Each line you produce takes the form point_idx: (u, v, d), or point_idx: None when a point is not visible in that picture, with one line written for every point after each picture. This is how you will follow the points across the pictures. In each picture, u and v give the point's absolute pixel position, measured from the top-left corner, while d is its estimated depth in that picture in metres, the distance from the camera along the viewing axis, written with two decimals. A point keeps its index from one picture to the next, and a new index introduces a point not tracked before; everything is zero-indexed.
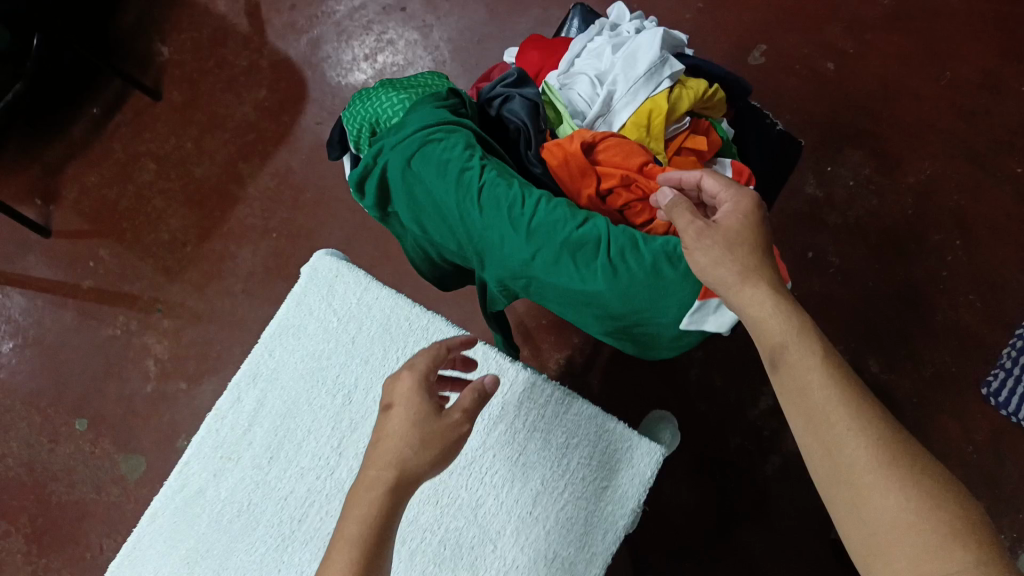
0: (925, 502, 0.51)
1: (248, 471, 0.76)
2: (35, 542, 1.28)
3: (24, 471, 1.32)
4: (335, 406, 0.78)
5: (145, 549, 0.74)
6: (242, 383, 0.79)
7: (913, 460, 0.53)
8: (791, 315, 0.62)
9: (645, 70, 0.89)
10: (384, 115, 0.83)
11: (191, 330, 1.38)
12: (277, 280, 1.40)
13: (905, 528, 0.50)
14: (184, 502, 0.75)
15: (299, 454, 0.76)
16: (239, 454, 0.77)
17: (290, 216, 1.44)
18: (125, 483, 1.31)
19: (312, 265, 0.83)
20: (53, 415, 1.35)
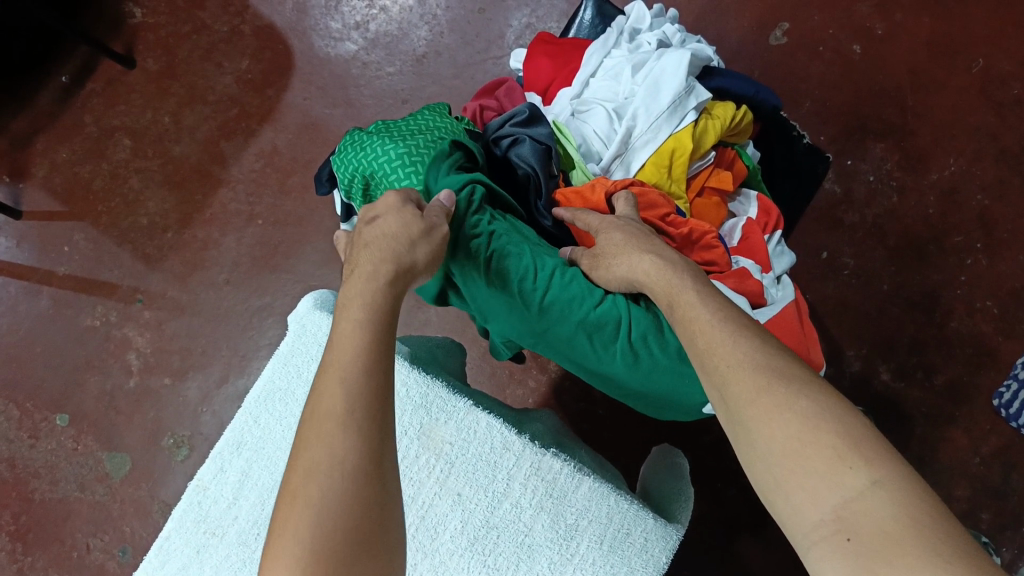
0: (819, 418, 0.52)
1: (234, 549, 0.82)
2: (21, 540, 1.26)
3: (5, 467, 1.29)
4: None
5: None
6: (226, 453, 0.85)
7: (798, 380, 0.55)
8: (677, 279, 0.71)
9: (669, 103, 0.88)
10: (381, 171, 0.80)
11: (176, 323, 1.32)
12: (265, 272, 1.33)
13: (795, 451, 0.51)
14: None
15: None
16: (223, 529, 0.83)
17: (276, 202, 1.35)
18: (110, 482, 1.27)
19: (303, 311, 0.89)
20: (31, 410, 1.31)
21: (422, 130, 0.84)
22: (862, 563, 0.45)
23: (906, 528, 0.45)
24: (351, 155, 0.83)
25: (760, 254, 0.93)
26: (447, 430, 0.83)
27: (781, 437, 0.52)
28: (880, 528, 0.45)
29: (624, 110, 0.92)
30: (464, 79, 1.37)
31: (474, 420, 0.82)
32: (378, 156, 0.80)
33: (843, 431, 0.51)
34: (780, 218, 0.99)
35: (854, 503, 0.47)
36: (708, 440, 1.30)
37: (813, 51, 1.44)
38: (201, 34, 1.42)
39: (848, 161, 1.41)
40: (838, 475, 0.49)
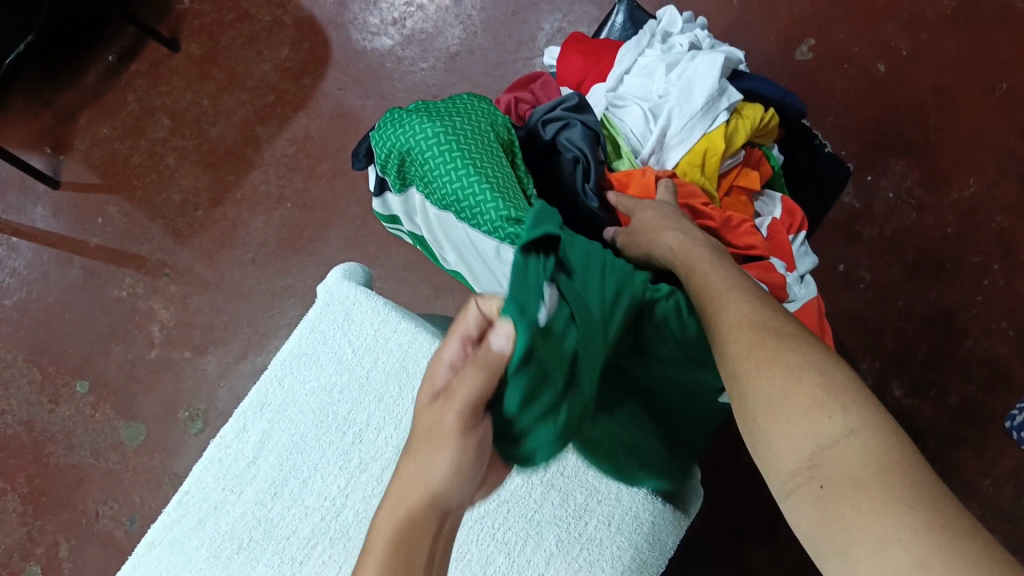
0: (803, 373, 0.53)
1: (250, 507, 0.79)
2: (32, 503, 1.27)
3: (23, 430, 1.30)
4: (344, 443, 0.81)
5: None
6: (249, 412, 0.82)
7: (789, 338, 0.57)
8: (694, 251, 0.73)
9: (702, 104, 0.84)
10: (419, 150, 0.77)
11: (201, 298, 1.35)
12: (290, 254, 1.36)
13: (778, 398, 0.53)
14: (182, 532, 0.78)
15: (304, 492, 0.79)
16: (240, 487, 0.80)
17: (305, 188, 1.39)
18: (125, 450, 1.29)
19: (329, 287, 0.86)
20: (53, 374, 1.33)
21: (463, 109, 0.80)
22: (828, 504, 0.47)
23: (870, 472, 0.46)
24: (389, 130, 0.80)
25: (786, 255, 0.90)
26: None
27: (769, 392, 0.54)
28: (848, 472, 0.47)
29: (659, 109, 0.89)
30: (495, 78, 1.41)
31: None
32: (415, 133, 0.77)
33: (825, 383, 0.52)
34: (803, 226, 0.97)
35: (829, 450, 0.49)
36: (719, 444, 1.30)
37: (838, 68, 1.47)
38: (243, 23, 1.47)
39: (868, 177, 1.42)
40: (816, 423, 0.50)
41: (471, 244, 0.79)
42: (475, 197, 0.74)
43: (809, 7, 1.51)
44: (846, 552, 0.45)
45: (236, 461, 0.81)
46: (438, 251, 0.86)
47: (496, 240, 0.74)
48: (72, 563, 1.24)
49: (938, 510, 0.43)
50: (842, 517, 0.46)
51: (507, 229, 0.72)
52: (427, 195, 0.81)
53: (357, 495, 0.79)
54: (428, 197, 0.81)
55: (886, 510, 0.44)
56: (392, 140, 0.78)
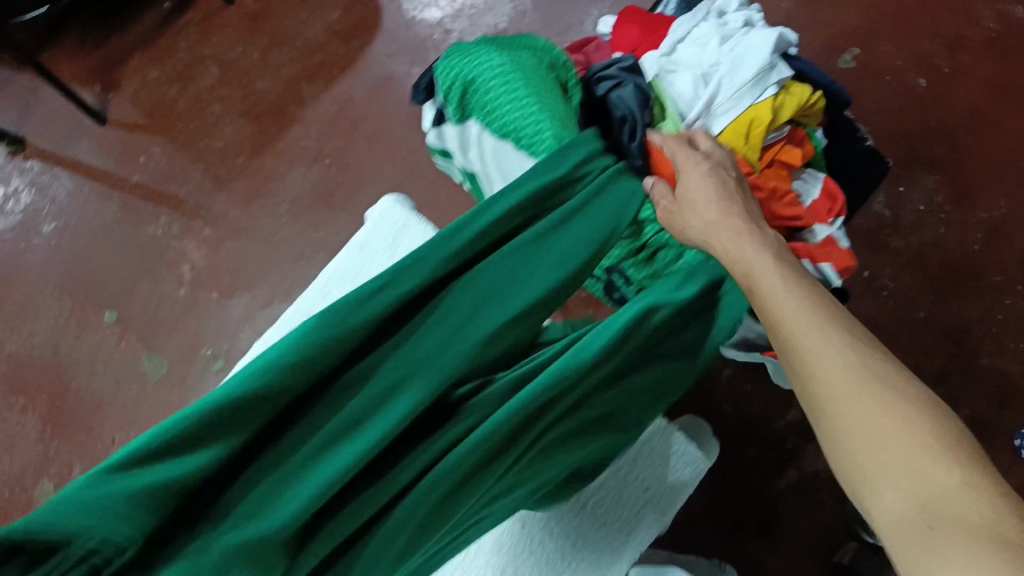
0: (843, 353, 0.48)
1: None
2: (50, 423, 1.30)
3: (49, 352, 1.34)
4: None
5: None
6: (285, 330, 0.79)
7: (829, 315, 0.51)
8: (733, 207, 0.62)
9: (752, 74, 0.79)
10: (482, 79, 0.75)
11: (231, 245, 1.38)
12: (323, 209, 1.39)
13: (826, 376, 0.48)
14: None
15: None
16: None
17: (342, 147, 1.42)
18: (145, 383, 1.31)
19: (375, 219, 0.84)
20: (84, 302, 1.36)
21: (528, 49, 0.79)
22: (861, 446, 0.45)
23: (905, 417, 0.45)
24: (452, 58, 0.78)
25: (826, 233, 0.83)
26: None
27: (792, 330, 0.51)
28: (870, 423, 0.45)
29: (711, 78, 0.84)
30: None
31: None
32: (481, 61, 0.75)
33: (860, 362, 0.48)
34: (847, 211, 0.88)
35: (874, 428, 0.45)
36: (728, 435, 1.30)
37: (877, 80, 1.49)
38: None
39: (898, 188, 1.44)
40: (864, 396, 0.46)
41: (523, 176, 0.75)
42: (530, 130, 0.71)
43: (853, 19, 1.53)
44: (885, 519, 0.43)
45: None
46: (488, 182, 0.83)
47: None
48: None
49: (974, 473, 0.42)
50: (872, 458, 0.44)
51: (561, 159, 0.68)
52: (485, 126, 0.77)
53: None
54: (485, 127, 0.77)
55: (923, 457, 0.43)
56: (455, 66, 0.76)
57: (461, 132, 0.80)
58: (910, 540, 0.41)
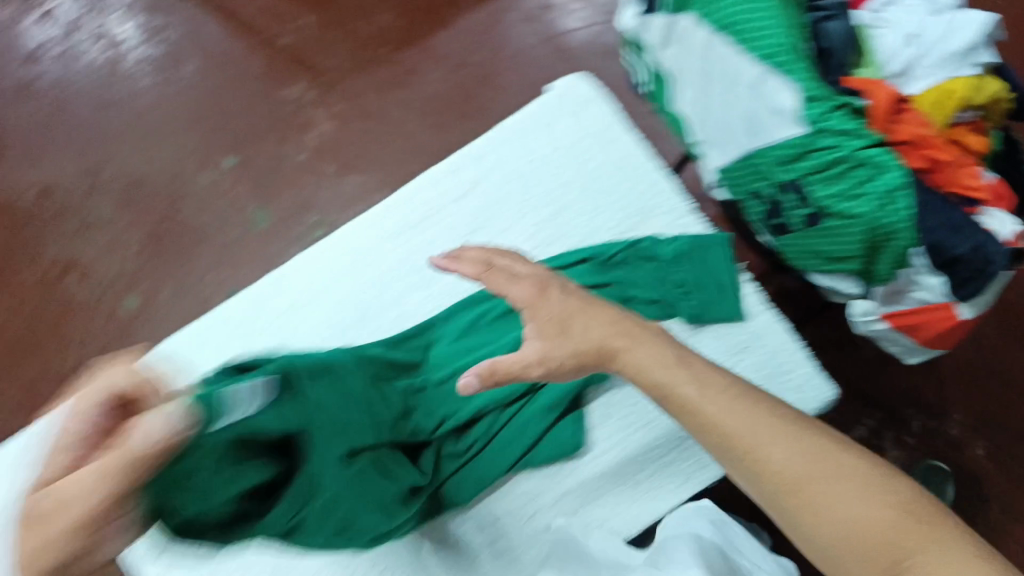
0: (818, 450, 0.66)
1: (454, 231, 0.94)
2: (151, 245, 1.36)
3: (166, 179, 1.38)
4: (540, 212, 0.94)
5: (350, 258, 0.92)
6: (464, 163, 0.94)
7: (794, 430, 0.67)
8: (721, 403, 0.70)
9: (965, 46, 0.76)
10: None
11: (359, 124, 1.38)
12: (454, 111, 1.37)
13: (809, 461, 0.65)
14: (398, 234, 0.93)
15: (500, 232, 0.94)
16: (449, 214, 0.94)
17: (490, 57, 1.39)
18: (247, 231, 1.36)
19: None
20: (209, 141, 1.39)
21: None
22: (810, 511, 0.63)
23: (848, 475, 0.64)
24: None
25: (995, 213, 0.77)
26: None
27: (730, 439, 0.68)
28: (840, 485, 0.63)
29: (927, 36, 0.78)
30: None
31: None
32: None
33: (842, 464, 0.65)
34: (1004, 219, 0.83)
35: (836, 495, 0.63)
36: None
37: None
38: None
39: None
40: (835, 470, 0.64)
41: (733, 71, 0.75)
42: (763, 23, 0.73)
43: None
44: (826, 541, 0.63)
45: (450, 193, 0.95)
46: (675, 85, 0.81)
47: (767, 65, 0.72)
48: (168, 307, 1.34)
49: (943, 530, 0.60)
50: (823, 518, 0.62)
51: (785, 55, 0.72)
52: (701, 19, 0.77)
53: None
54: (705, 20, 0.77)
55: (864, 506, 0.62)
56: None
57: (669, 24, 0.80)
58: (880, 568, 0.60)
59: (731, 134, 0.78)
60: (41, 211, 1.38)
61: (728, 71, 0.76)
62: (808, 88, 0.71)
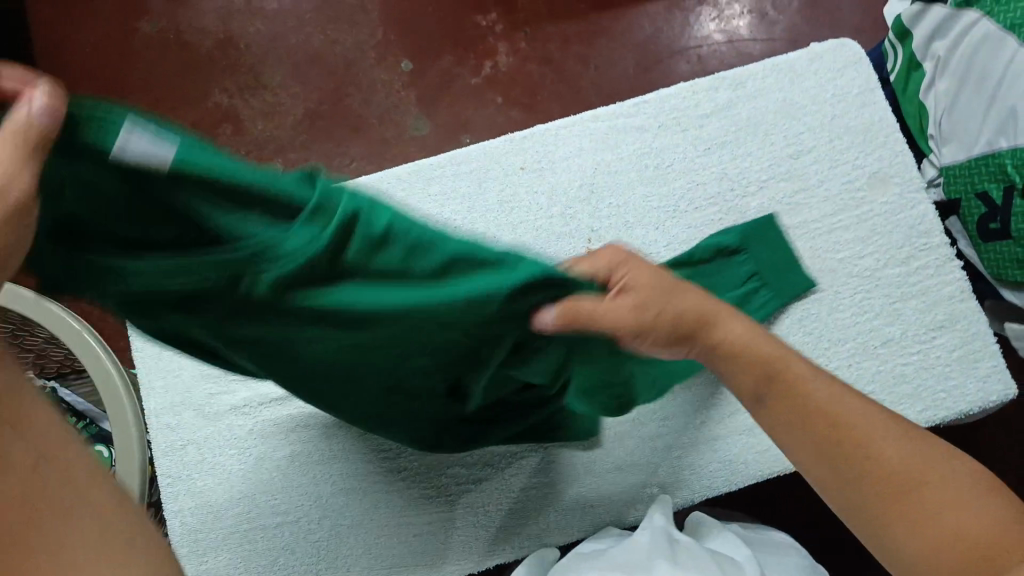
0: (855, 412, 0.49)
1: (684, 143, 0.76)
2: (309, 121, 1.39)
3: (342, 65, 1.41)
4: (784, 150, 0.76)
5: (559, 143, 0.76)
6: (726, 79, 0.77)
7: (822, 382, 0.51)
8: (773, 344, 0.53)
9: None
10: None
11: (535, 67, 1.40)
12: (629, 83, 1.39)
13: (877, 427, 0.49)
14: (617, 131, 0.76)
15: (731, 161, 0.75)
16: (687, 125, 0.76)
17: (678, 40, 1.41)
18: (402, 133, 1.38)
19: (825, 48, 0.79)
20: (392, 43, 1.42)
21: None
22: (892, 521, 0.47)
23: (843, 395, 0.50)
24: None
25: None
26: (875, 193, 0.75)
27: (825, 423, 0.49)
28: (908, 468, 0.47)
29: None
30: None
31: (913, 200, 0.74)
32: None
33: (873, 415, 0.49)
34: None
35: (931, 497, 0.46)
36: None
37: None
38: None
39: None
40: (884, 430, 0.48)
41: (999, 72, 0.74)
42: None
43: None
44: None
45: (692, 106, 0.77)
46: (929, 76, 0.83)
47: None
48: None
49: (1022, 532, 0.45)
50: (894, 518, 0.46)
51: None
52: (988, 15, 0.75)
53: (730, 201, 0.75)
54: (989, 14, 0.75)
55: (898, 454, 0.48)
56: None
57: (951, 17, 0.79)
58: None
59: (977, 134, 0.78)
60: (218, 57, 1.41)
61: (996, 70, 0.75)
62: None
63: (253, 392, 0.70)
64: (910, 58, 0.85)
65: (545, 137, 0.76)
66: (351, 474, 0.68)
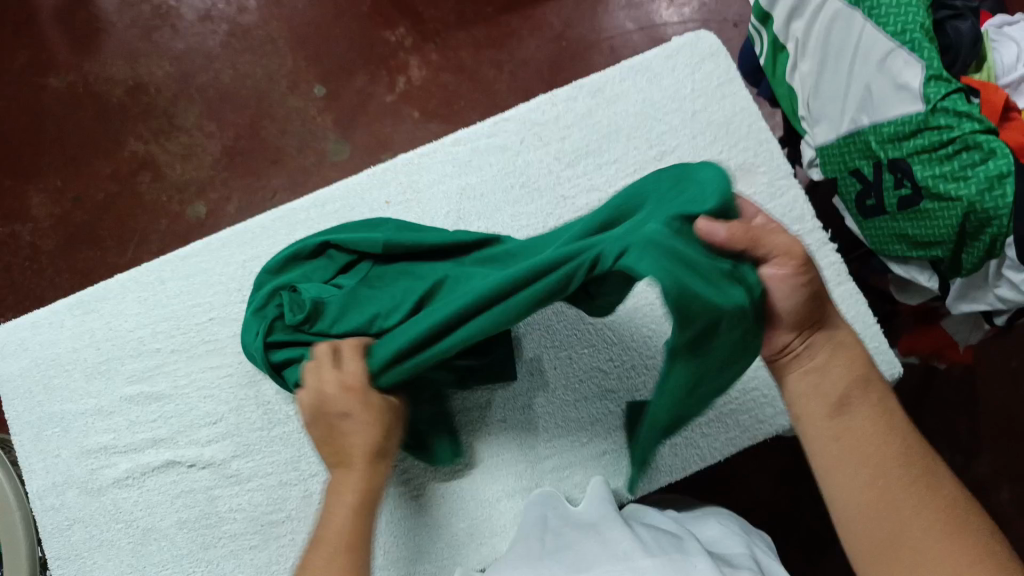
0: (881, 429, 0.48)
1: (548, 158, 0.76)
2: (227, 158, 1.33)
3: (254, 98, 1.35)
4: (648, 154, 0.76)
5: (423, 171, 0.76)
6: (583, 89, 0.78)
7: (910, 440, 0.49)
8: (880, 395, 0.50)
9: None
10: None
11: (449, 77, 1.34)
12: (546, 82, 1.34)
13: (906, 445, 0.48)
14: (479, 153, 0.77)
15: (596, 172, 0.76)
16: (548, 139, 0.77)
17: (591, 32, 1.35)
18: (323, 160, 1.33)
19: (681, 42, 0.78)
20: (303, 69, 1.35)
21: None
22: (882, 542, 0.46)
23: (883, 428, 0.48)
24: None
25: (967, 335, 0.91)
26: (741, 186, 0.75)
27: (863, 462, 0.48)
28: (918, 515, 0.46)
29: None
30: None
31: (782, 186, 0.74)
32: None
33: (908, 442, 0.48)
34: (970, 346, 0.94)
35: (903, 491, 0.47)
36: None
37: None
38: None
39: None
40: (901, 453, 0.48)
41: (853, 47, 0.74)
42: (893, 2, 0.70)
43: None
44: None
45: (554, 121, 0.78)
46: (792, 58, 0.82)
47: (895, 41, 0.70)
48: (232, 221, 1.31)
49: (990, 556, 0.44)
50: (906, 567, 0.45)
51: (915, 33, 0.69)
52: None
53: None
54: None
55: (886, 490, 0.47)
56: None
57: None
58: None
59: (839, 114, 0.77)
60: (128, 106, 1.35)
61: (850, 48, 0.74)
62: (933, 68, 0.68)
63: (134, 463, 0.69)
64: (774, 43, 0.84)
65: (410, 168, 0.76)
66: (242, 531, 0.67)
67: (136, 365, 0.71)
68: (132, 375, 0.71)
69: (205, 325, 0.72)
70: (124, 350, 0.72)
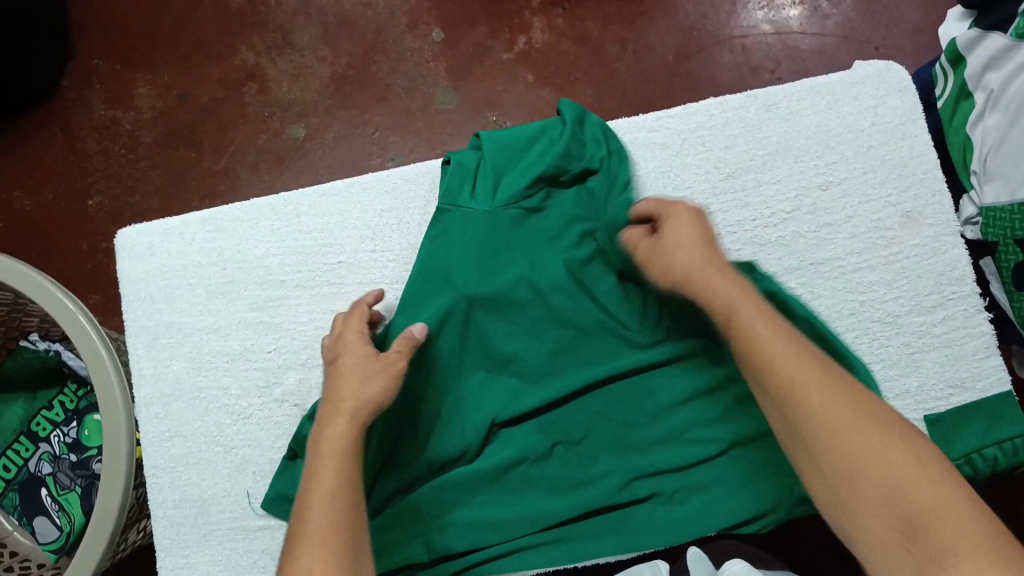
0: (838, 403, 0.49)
1: (710, 166, 0.78)
2: (335, 87, 1.18)
3: (370, 29, 1.18)
4: (811, 180, 0.77)
5: None
6: (758, 103, 0.79)
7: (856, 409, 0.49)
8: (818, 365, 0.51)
9: None
10: None
11: (573, 46, 1.16)
12: (680, 69, 1.15)
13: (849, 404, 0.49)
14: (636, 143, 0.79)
15: (757, 189, 0.77)
16: (712, 145, 0.78)
17: (723, 25, 1.15)
18: (429, 107, 1.16)
19: (870, 70, 0.79)
20: (426, 8, 1.18)
21: None
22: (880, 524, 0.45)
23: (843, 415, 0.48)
24: None
25: None
26: (906, 234, 0.75)
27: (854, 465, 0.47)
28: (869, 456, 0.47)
29: None
30: None
31: (946, 243, 0.75)
32: None
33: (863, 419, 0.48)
34: None
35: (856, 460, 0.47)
36: None
37: None
38: None
39: None
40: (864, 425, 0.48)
41: None
42: None
43: None
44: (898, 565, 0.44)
45: (723, 128, 0.79)
46: (979, 108, 0.77)
47: None
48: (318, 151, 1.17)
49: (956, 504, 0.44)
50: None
51: None
52: None
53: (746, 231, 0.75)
54: None
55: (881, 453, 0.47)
56: None
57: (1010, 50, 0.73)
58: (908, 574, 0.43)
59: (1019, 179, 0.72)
60: (245, 12, 1.20)
61: None
62: None
63: (242, 387, 0.71)
64: (961, 87, 0.80)
65: None
66: None
67: (260, 292, 0.73)
68: (253, 302, 0.73)
69: (335, 267, 0.73)
70: (250, 276, 0.73)
